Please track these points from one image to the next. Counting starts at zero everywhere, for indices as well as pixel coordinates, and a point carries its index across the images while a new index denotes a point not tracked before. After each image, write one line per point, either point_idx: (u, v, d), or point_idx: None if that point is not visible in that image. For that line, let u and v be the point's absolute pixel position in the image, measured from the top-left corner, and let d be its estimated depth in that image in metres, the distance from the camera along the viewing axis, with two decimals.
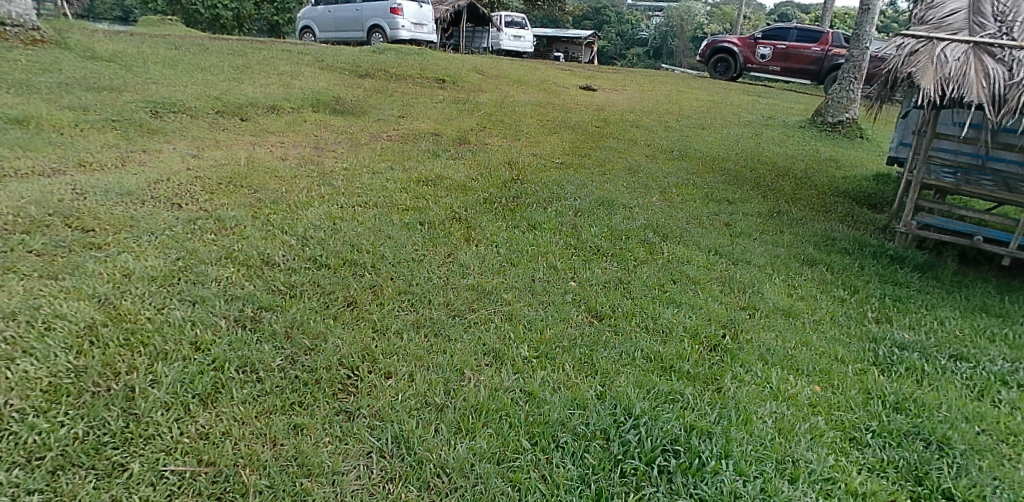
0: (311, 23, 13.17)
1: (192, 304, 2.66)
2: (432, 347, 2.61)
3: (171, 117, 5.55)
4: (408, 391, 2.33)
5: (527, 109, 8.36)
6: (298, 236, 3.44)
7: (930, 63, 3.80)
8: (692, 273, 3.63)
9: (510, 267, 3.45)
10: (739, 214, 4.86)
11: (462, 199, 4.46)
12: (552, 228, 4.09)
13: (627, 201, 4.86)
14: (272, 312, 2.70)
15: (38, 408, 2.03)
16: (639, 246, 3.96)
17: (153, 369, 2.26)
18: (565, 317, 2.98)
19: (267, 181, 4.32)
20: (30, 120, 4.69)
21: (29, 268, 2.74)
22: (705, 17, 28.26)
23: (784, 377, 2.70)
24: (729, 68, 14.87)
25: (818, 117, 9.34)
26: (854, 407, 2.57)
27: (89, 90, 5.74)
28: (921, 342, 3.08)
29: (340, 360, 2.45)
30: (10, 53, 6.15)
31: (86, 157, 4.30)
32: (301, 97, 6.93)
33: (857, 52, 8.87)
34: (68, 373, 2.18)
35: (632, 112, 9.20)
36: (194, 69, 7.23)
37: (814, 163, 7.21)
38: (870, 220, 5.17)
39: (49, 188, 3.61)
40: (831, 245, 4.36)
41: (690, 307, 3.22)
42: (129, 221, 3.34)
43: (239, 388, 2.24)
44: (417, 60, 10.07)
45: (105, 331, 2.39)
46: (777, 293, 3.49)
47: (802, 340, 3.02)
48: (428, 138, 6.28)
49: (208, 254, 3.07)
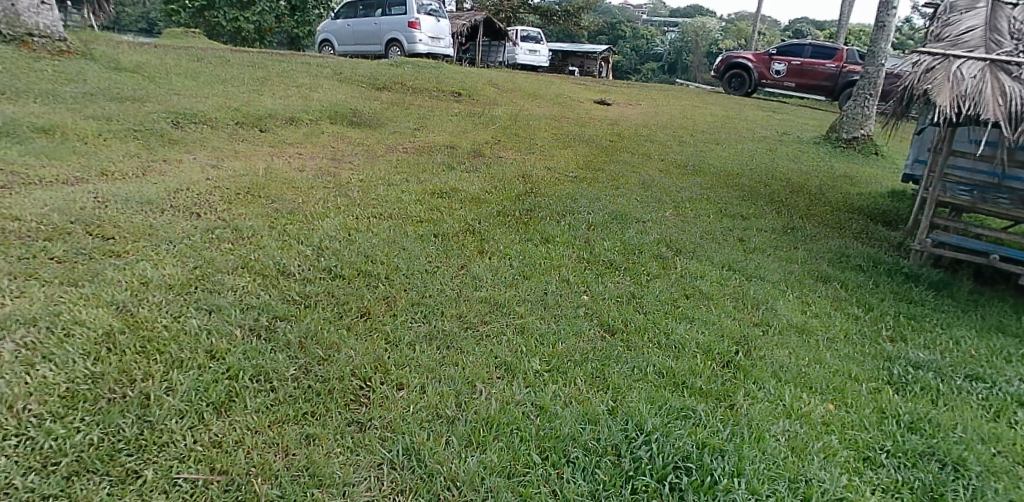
0: (331, 36, 13.44)
1: (208, 312, 2.69)
2: (444, 359, 2.62)
3: (193, 127, 5.65)
4: (420, 403, 2.34)
5: (542, 122, 8.41)
6: (314, 246, 3.47)
7: (946, 80, 3.78)
8: (705, 289, 3.62)
9: (523, 280, 3.46)
10: (753, 230, 4.85)
11: (475, 211, 4.49)
12: (564, 242, 4.10)
13: (641, 215, 4.86)
14: (287, 321, 2.72)
15: (56, 413, 2.06)
16: (652, 260, 3.97)
17: (168, 377, 2.28)
18: (577, 331, 2.98)
19: (285, 192, 4.38)
20: (55, 129, 4.80)
21: (50, 275, 2.79)
22: (720, 33, 28.30)
23: (798, 395, 2.69)
24: (744, 83, 14.98)
25: (834, 133, 9.32)
26: (868, 426, 2.55)
27: (113, 100, 5.86)
28: (936, 361, 3.05)
29: (352, 370, 2.46)
30: (37, 62, 6.30)
31: (108, 167, 4.38)
32: (320, 109, 7.03)
33: (873, 69, 8.86)
34: (85, 380, 2.20)
35: (647, 126, 9.21)
36: (215, 81, 7.36)
37: (829, 179, 7.17)
38: (885, 238, 5.14)
39: (71, 196, 3.68)
40: (845, 262, 4.34)
41: (703, 322, 3.21)
42: (148, 230, 3.40)
43: (253, 397, 2.26)
44: (433, 73, 10.18)
45: (122, 338, 2.42)
46: (790, 310, 3.48)
47: (816, 357, 3.00)
48: (443, 151, 6.33)
49: (225, 264, 3.11)
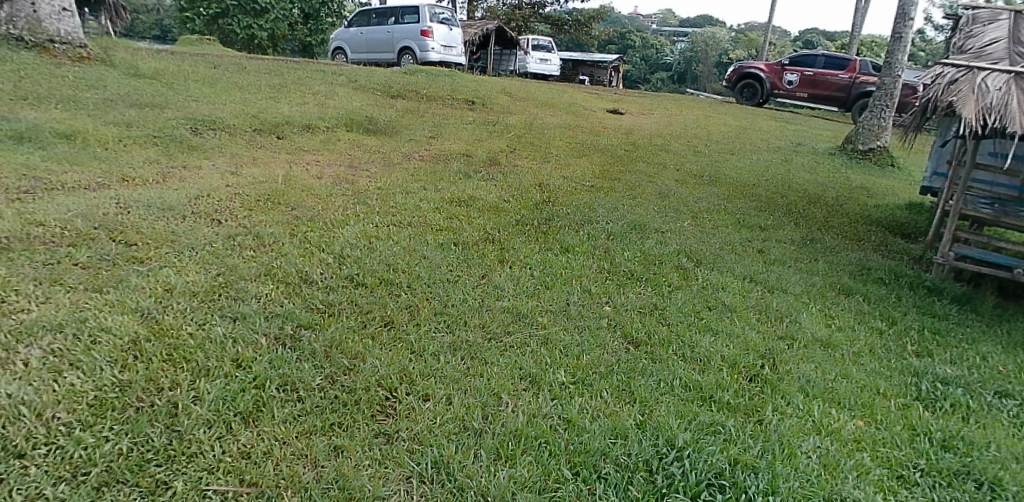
0: (344, 44, 13.55)
1: (233, 320, 2.67)
2: (469, 369, 2.59)
3: (211, 134, 5.67)
4: (446, 414, 2.31)
5: (557, 131, 8.41)
6: (335, 254, 3.46)
7: (971, 93, 3.74)
8: (728, 301, 3.58)
9: (544, 290, 3.43)
10: (772, 242, 4.80)
11: (494, 220, 4.48)
12: (584, 252, 4.08)
13: (659, 225, 4.83)
14: (312, 330, 2.70)
15: (84, 422, 2.04)
16: (673, 272, 3.93)
17: (195, 386, 2.25)
18: (601, 343, 2.95)
19: (304, 199, 4.38)
20: (76, 135, 4.82)
21: (75, 281, 2.78)
22: (730, 44, 28.35)
23: (827, 411, 2.65)
24: (756, 94, 14.88)
25: (850, 144, 9.27)
26: (900, 444, 2.50)
27: (132, 106, 5.91)
28: (964, 377, 3.00)
29: (378, 381, 2.44)
30: (58, 69, 6.36)
31: (129, 173, 4.40)
32: (336, 117, 7.05)
33: (890, 80, 8.81)
34: (113, 388, 2.18)
35: (661, 136, 9.19)
36: (232, 88, 7.40)
37: (846, 191, 7.12)
38: (905, 251, 5.09)
39: (93, 202, 3.69)
40: (866, 275, 4.29)
41: (727, 336, 3.18)
42: (171, 236, 3.40)
43: (280, 407, 2.23)
44: (447, 81, 10.21)
45: (149, 346, 2.40)
46: (814, 323, 3.44)
47: (842, 372, 2.96)
48: (459, 159, 6.33)
49: (248, 271, 3.10)
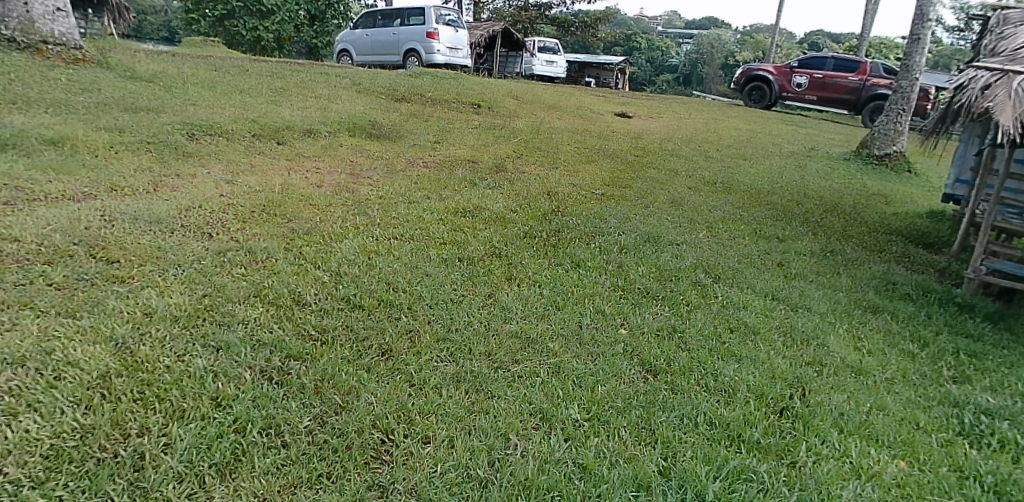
0: (349, 46, 13.37)
1: (216, 351, 2.44)
2: (473, 405, 2.36)
3: (207, 140, 5.46)
4: (448, 461, 2.08)
5: (565, 136, 8.18)
6: (331, 271, 3.24)
7: (1008, 98, 3.46)
8: (751, 321, 3.34)
9: (555, 311, 3.20)
10: (792, 254, 4.56)
11: (501, 232, 4.25)
12: (596, 267, 3.84)
13: (674, 237, 4.59)
14: (302, 361, 2.47)
15: (36, 478, 1.82)
16: (691, 289, 3.68)
17: (167, 431, 2.03)
18: (617, 372, 2.71)
19: (301, 209, 4.16)
20: (65, 141, 4.62)
21: (46, 304, 2.56)
22: (737, 47, 28.09)
23: (865, 451, 2.40)
24: (764, 97, 14.62)
25: (865, 149, 8.98)
26: (949, 490, 2.26)
27: (126, 111, 5.70)
28: (1009, 408, 2.75)
29: (374, 421, 2.21)
30: (50, 71, 6.16)
31: (119, 181, 4.19)
32: (338, 121, 6.84)
33: (906, 83, 8.50)
34: (73, 434, 1.96)
35: (672, 141, 8.94)
36: (232, 91, 7.20)
37: (863, 198, 6.86)
38: (929, 262, 4.84)
39: (76, 214, 3.48)
40: (892, 290, 4.04)
41: (753, 362, 2.93)
42: (156, 252, 3.18)
43: (262, 455, 2.01)
44: (453, 84, 9.99)
45: (118, 383, 2.17)
46: (843, 346, 3.19)
47: (877, 403, 2.71)
48: (464, 165, 6.11)
49: (236, 292, 2.88)
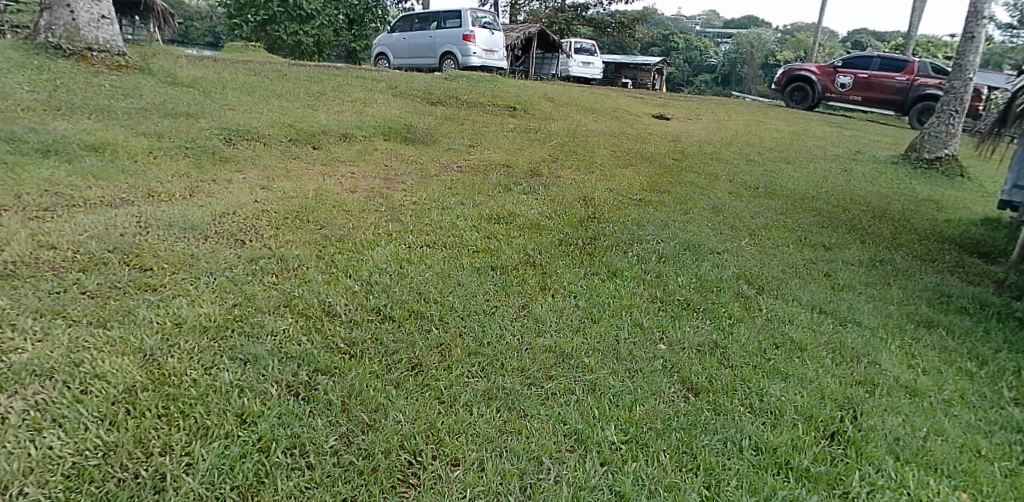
0: (387, 50, 13.47)
1: (243, 364, 2.40)
2: (504, 425, 2.27)
3: (245, 145, 5.51)
4: (478, 487, 1.99)
5: (601, 139, 8.04)
6: (362, 280, 3.19)
7: None
8: (797, 337, 3.16)
9: (591, 324, 3.08)
10: (841, 264, 4.33)
11: (535, 239, 4.15)
12: (633, 277, 3.71)
13: (714, 245, 4.42)
14: (330, 376, 2.41)
15: (56, 498, 1.80)
16: (734, 301, 3.52)
17: (189, 450, 1.99)
18: (655, 390, 2.58)
19: (334, 215, 4.14)
20: (106, 147, 4.70)
21: (78, 313, 2.56)
22: (778, 46, 27.41)
23: (924, 481, 2.22)
24: (806, 98, 14.17)
25: (913, 152, 8.57)
26: None
27: (167, 116, 5.80)
28: None
29: (401, 441, 2.13)
30: (95, 78, 6.31)
31: (156, 187, 4.24)
32: (374, 125, 6.85)
33: (959, 83, 8.09)
34: (95, 452, 1.94)
35: (711, 144, 8.71)
36: (270, 96, 7.29)
37: (915, 204, 6.53)
38: (986, 273, 4.56)
39: (113, 221, 3.51)
40: (947, 303, 3.80)
41: (800, 381, 2.75)
42: (189, 259, 3.18)
43: (285, 477, 1.95)
44: (489, 87, 9.94)
45: (143, 398, 2.15)
46: (898, 364, 2.99)
47: (936, 427, 2.51)
48: (499, 169, 6.03)
49: (266, 302, 2.84)
